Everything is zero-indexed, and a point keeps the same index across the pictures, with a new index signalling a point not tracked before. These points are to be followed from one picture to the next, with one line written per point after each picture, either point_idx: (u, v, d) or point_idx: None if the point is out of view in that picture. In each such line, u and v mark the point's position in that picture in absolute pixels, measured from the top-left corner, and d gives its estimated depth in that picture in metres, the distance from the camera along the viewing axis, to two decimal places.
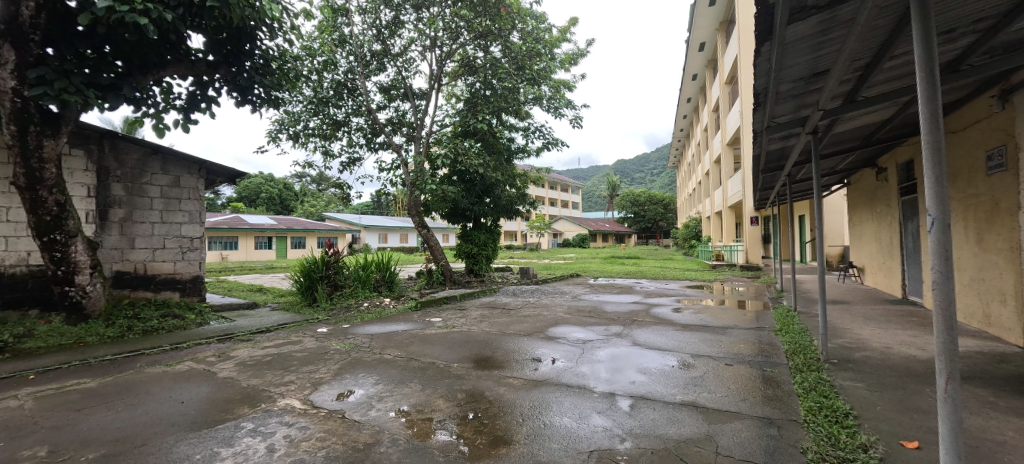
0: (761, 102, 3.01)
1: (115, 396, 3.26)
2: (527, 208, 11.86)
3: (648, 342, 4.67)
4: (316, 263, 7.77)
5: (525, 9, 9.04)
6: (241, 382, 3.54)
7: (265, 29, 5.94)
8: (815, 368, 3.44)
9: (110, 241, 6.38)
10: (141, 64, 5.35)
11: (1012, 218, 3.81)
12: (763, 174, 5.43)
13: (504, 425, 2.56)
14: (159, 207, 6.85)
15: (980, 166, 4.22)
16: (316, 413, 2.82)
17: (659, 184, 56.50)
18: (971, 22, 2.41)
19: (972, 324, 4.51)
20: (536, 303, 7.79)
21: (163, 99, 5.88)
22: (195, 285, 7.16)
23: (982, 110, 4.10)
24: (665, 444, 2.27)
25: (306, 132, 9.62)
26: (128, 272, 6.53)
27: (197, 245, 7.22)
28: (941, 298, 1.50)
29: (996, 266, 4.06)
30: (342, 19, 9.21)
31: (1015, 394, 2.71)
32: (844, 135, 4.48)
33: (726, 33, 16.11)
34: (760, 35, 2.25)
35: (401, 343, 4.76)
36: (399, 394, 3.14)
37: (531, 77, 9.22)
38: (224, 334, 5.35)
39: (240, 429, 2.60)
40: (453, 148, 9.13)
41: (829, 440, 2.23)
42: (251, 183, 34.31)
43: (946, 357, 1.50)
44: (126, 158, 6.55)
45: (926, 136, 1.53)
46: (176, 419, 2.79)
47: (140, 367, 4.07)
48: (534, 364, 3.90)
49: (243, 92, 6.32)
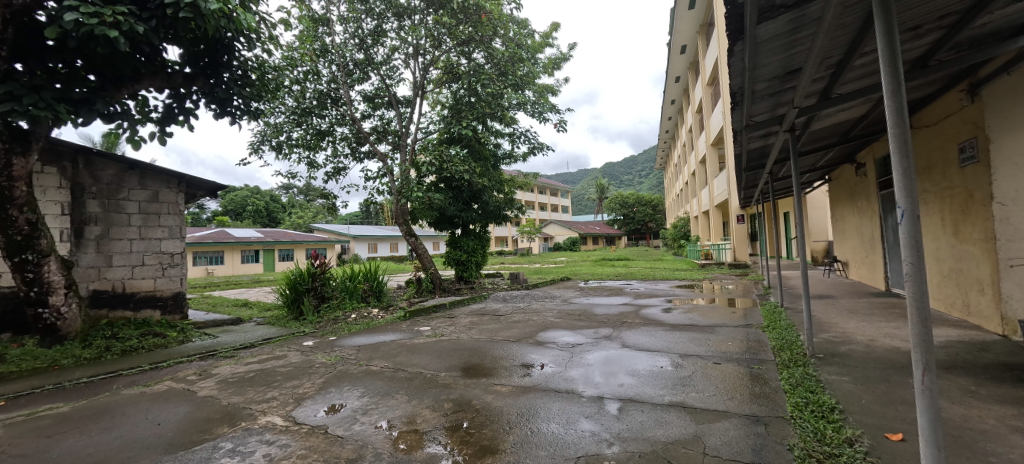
0: (738, 101, 3.06)
1: (88, 421, 3.14)
2: (515, 212, 11.87)
3: (637, 343, 4.66)
4: (302, 275, 7.62)
5: (506, 15, 9.11)
6: (221, 400, 3.45)
7: (243, 40, 5.88)
8: (801, 363, 3.46)
9: (86, 259, 6.17)
10: (114, 77, 5.24)
11: (986, 209, 3.88)
12: (745, 172, 5.50)
13: (491, 434, 2.51)
14: (138, 224, 6.70)
15: (953, 159, 4.31)
16: (298, 429, 2.75)
17: (648, 186, 57.32)
18: (936, 18, 2.46)
19: (953, 314, 4.59)
20: (527, 308, 7.75)
21: (139, 112, 5.77)
22: (176, 303, 7.02)
23: (952, 104, 4.19)
24: (652, 447, 2.24)
25: (289, 143, 9.50)
26: (105, 291, 6.32)
27: (178, 261, 7.09)
28: (915, 290, 1.47)
29: (973, 256, 4.14)
30: (324, 29, 9.20)
31: (997, 382, 2.74)
32: (822, 132, 4.57)
33: (706, 35, 16.43)
34: (733, 35, 2.28)
35: (389, 354, 4.69)
36: (385, 406, 3.08)
37: (514, 83, 9.52)
38: (206, 351, 5.22)
39: (218, 449, 2.52)
40: (438, 155, 9.10)
41: (815, 436, 2.23)
42: (237, 196, 33.95)
43: (922, 349, 1.47)
44: (102, 174, 6.39)
45: (892, 130, 1.52)
46: (152, 441, 2.70)
47: (116, 389, 3.94)
48: (523, 370, 3.86)
49: (222, 104, 6.21)
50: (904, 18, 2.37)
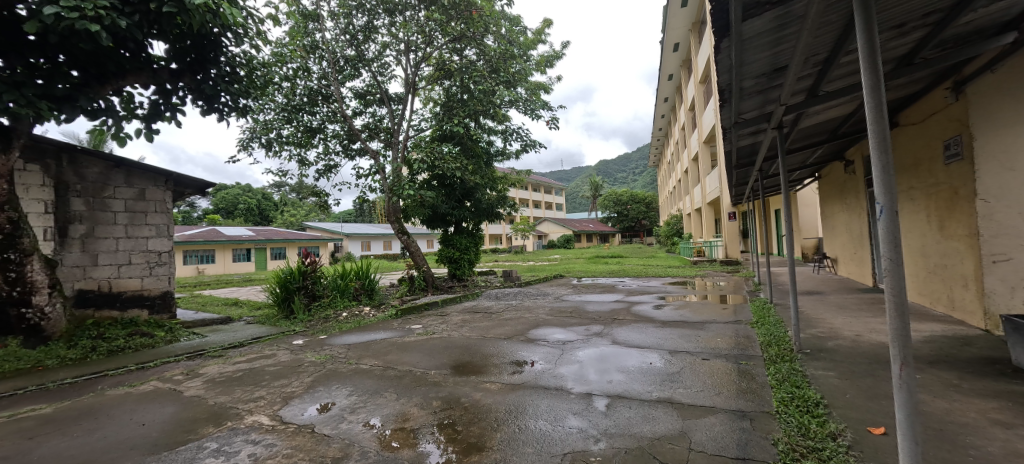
0: (726, 98, 3.06)
1: (72, 422, 3.09)
2: (508, 210, 11.84)
3: (627, 340, 4.68)
4: (293, 273, 7.56)
5: (498, 12, 9.10)
6: (208, 400, 3.41)
7: (231, 35, 5.80)
8: (788, 359, 3.50)
9: (71, 258, 6.08)
10: (99, 74, 5.15)
11: (970, 205, 3.93)
12: (735, 170, 5.53)
13: (478, 432, 2.51)
14: (124, 222, 6.60)
15: (938, 155, 4.35)
16: (284, 428, 2.73)
17: (643, 184, 57.52)
18: (921, 15, 2.48)
19: (938, 309, 4.67)
20: (519, 305, 7.74)
21: (124, 108, 5.68)
22: (165, 302, 6.94)
23: (938, 102, 4.24)
24: (638, 443, 2.25)
25: (280, 140, 9.40)
26: (91, 290, 6.22)
27: (166, 260, 7.01)
28: (892, 285, 1.48)
29: (958, 251, 4.19)
30: (314, 25, 9.12)
31: (978, 376, 2.79)
32: (811, 130, 4.61)
33: (698, 33, 16.49)
34: (719, 31, 2.28)
35: (379, 353, 4.66)
36: (373, 405, 3.06)
37: (506, 80, 9.44)
38: (194, 351, 5.16)
39: (203, 450, 2.49)
40: (429, 152, 9.01)
41: (799, 430, 2.25)
42: (228, 194, 33.70)
43: (900, 344, 1.48)
44: (86, 172, 6.28)
45: (872, 126, 1.53)
46: (135, 442, 2.67)
47: (101, 390, 3.88)
48: (513, 367, 3.86)
49: (209, 101, 6.13)
50: (889, 15, 2.38)
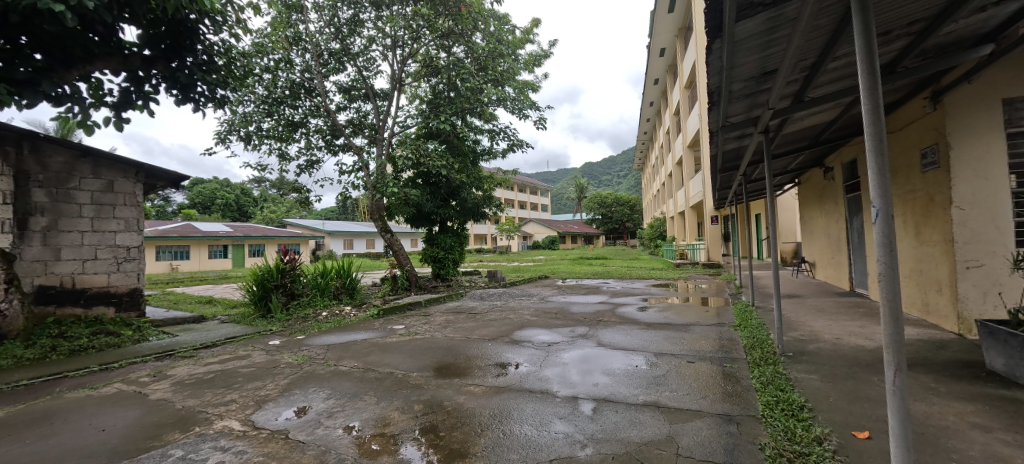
0: (715, 101, 3.05)
1: (24, 427, 2.88)
2: (493, 210, 11.76)
3: (612, 342, 4.66)
4: (270, 271, 7.32)
5: (487, 9, 9.00)
6: (175, 403, 3.23)
7: (209, 23, 5.57)
8: (772, 362, 3.51)
9: (31, 252, 5.73)
10: (65, 58, 4.86)
11: (945, 212, 4.03)
12: (720, 173, 5.57)
13: (462, 437, 2.43)
14: (90, 215, 6.28)
15: (916, 163, 4.45)
16: (256, 434, 2.59)
17: (627, 187, 58.18)
18: (907, 23, 2.50)
19: (913, 313, 4.77)
20: (503, 306, 7.66)
21: (92, 94, 5.39)
22: (133, 299, 6.63)
23: (916, 111, 4.34)
24: (626, 448, 2.21)
25: (259, 133, 9.11)
26: (52, 286, 5.88)
27: (135, 255, 6.70)
28: (886, 291, 1.46)
29: (933, 257, 4.29)
30: (298, 16, 8.89)
31: (955, 379, 2.84)
32: (795, 135, 4.66)
33: (684, 39, 16.70)
34: (712, 32, 2.26)
35: (359, 354, 4.52)
36: (352, 409, 2.95)
37: (494, 78, 9.33)
38: (163, 351, 4.92)
39: (167, 458, 2.34)
40: (415, 149, 8.83)
41: (785, 435, 2.24)
42: (205, 188, 32.72)
43: (893, 348, 1.47)
44: (50, 161, 5.96)
45: (868, 128, 1.52)
46: (93, 449, 2.50)
47: (59, 392, 3.65)
48: (497, 370, 3.77)
49: (184, 90, 5.86)
50: (879, 21, 2.39)
